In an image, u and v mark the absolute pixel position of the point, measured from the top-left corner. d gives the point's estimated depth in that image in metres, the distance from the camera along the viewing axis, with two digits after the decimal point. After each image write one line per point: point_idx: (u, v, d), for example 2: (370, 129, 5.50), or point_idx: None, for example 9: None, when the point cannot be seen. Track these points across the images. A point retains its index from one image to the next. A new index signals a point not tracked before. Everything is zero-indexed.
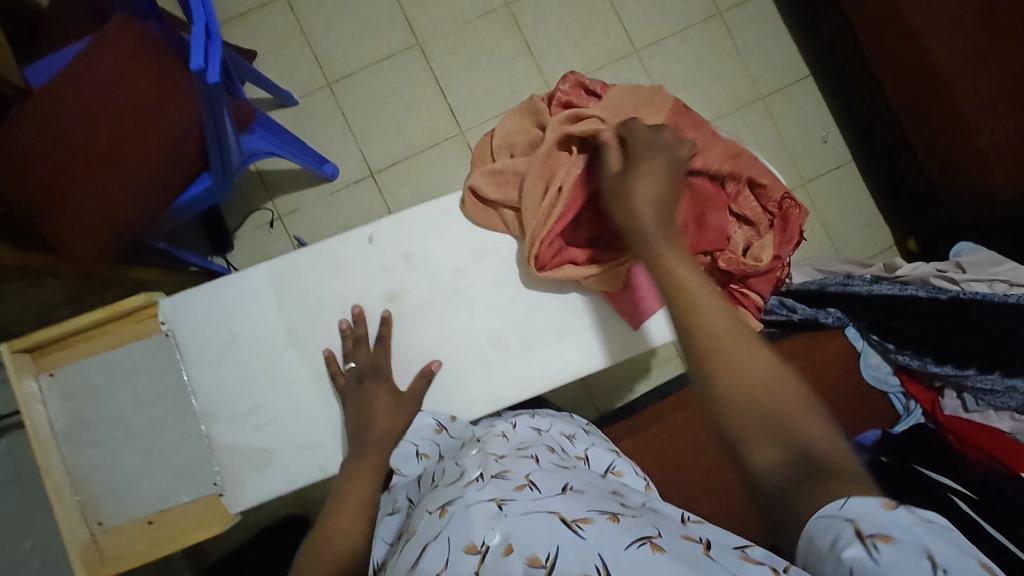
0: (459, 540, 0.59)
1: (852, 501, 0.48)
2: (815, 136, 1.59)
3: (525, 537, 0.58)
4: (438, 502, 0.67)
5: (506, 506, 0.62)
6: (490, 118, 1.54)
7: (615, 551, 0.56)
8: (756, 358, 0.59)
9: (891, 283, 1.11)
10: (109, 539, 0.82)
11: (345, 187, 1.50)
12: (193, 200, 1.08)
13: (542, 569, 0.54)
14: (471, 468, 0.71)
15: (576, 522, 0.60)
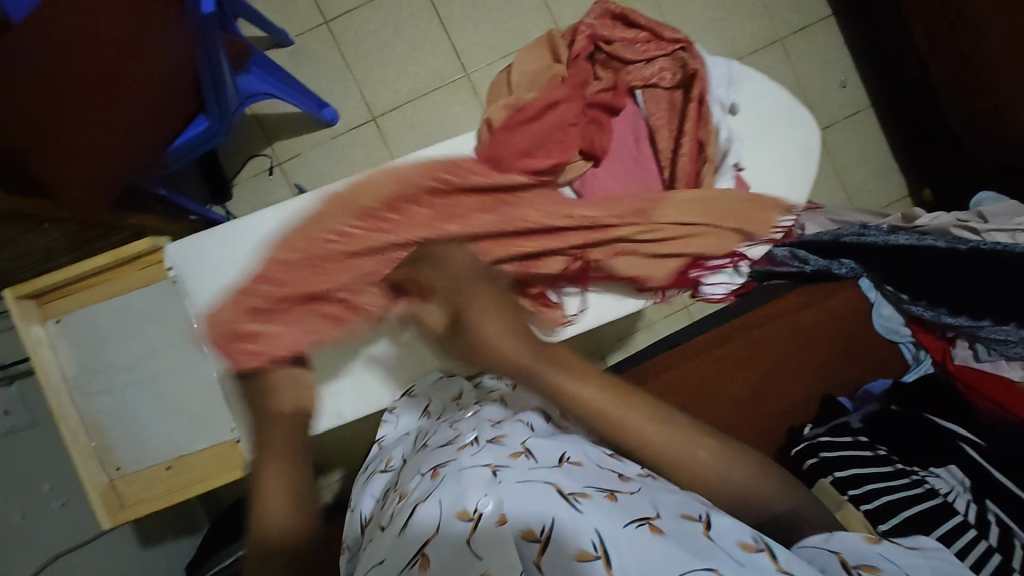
0: (451, 505, 0.60)
1: (836, 537, 0.59)
2: (834, 81, 1.52)
3: (518, 508, 0.58)
4: (432, 465, 0.70)
5: (500, 473, 0.63)
6: (497, 60, 1.47)
7: (615, 532, 0.55)
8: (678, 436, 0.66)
9: (908, 232, 1.07)
10: (127, 481, 0.87)
11: (347, 132, 1.45)
12: (192, 140, 1.04)
13: (536, 543, 0.55)
14: (465, 433, 0.73)
15: (573, 495, 0.59)
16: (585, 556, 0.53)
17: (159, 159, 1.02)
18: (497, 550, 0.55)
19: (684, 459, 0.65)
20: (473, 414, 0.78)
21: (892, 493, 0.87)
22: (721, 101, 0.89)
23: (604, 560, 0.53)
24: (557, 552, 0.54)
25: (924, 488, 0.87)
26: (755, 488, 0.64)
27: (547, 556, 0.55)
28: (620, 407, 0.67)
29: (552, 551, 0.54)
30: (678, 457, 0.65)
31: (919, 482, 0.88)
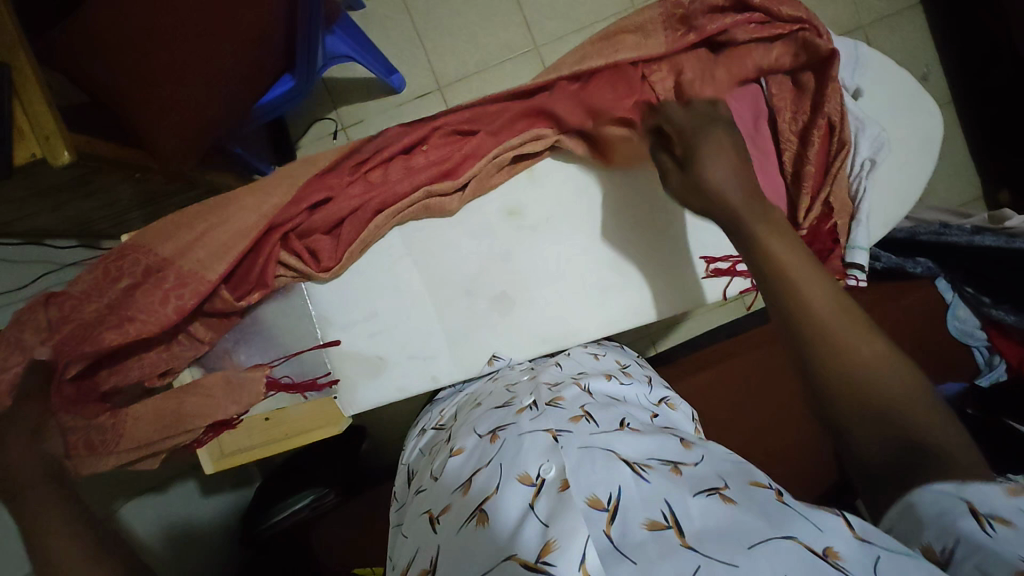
0: (512, 467, 0.61)
1: (972, 486, 0.45)
2: (916, 73, 1.46)
3: (583, 474, 0.57)
4: (489, 426, 0.70)
5: (562, 438, 0.62)
6: (569, 33, 1.45)
7: (684, 500, 0.52)
8: (846, 319, 0.53)
9: (996, 235, 1.02)
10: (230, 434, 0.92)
11: (412, 100, 1.44)
12: (273, 102, 1.07)
13: (604, 511, 0.53)
14: (522, 396, 0.75)
15: (640, 464, 0.58)
16: (653, 525, 0.51)
17: (245, 116, 1.04)
18: (561, 514, 0.53)
19: (863, 366, 0.51)
20: (529, 379, 0.80)
21: None
22: (846, 85, 0.85)
23: (675, 529, 0.50)
24: (625, 520, 0.52)
25: None
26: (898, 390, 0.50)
27: (615, 526, 0.52)
28: (816, 290, 0.55)
29: (621, 520, 0.52)
30: (866, 359, 0.51)
31: None
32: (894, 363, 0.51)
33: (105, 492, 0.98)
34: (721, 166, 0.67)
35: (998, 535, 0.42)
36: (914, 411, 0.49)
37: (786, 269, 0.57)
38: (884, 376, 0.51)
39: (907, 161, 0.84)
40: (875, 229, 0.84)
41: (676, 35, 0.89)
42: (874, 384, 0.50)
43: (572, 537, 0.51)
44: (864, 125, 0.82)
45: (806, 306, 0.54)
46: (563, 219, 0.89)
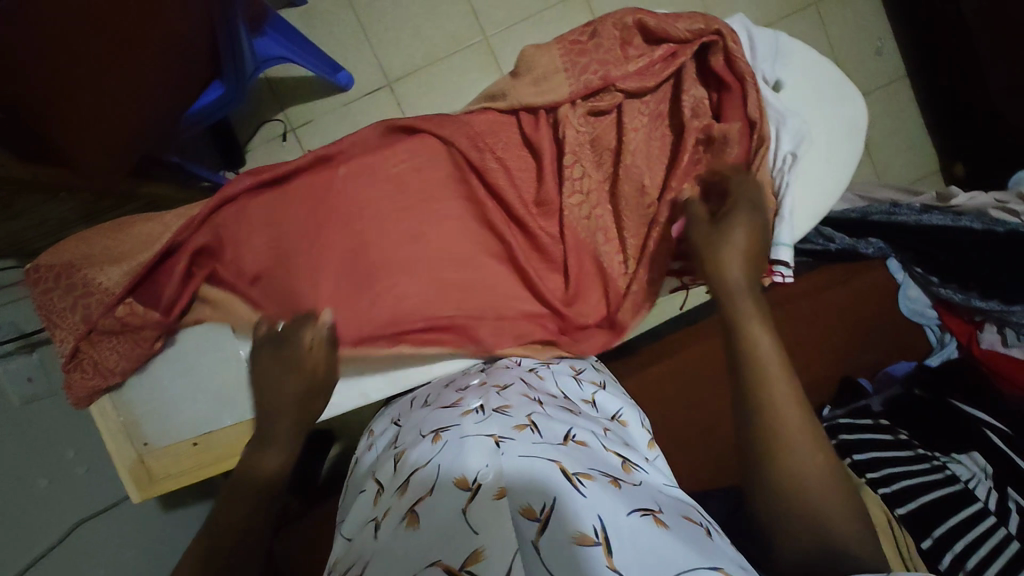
0: (450, 469, 0.59)
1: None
2: (869, 48, 1.44)
3: (518, 483, 0.55)
4: (435, 427, 0.69)
5: (504, 445, 0.60)
6: (518, 22, 1.42)
7: (616, 518, 0.51)
8: (790, 404, 0.54)
9: (942, 213, 1.03)
10: (155, 459, 0.80)
11: (361, 98, 1.40)
12: (206, 109, 1.04)
13: (536, 522, 0.51)
14: (472, 399, 0.73)
15: (576, 475, 0.56)
16: (583, 539, 0.49)
17: (177, 124, 1.01)
18: (493, 526, 0.50)
19: (791, 458, 0.52)
20: (479, 383, 0.77)
21: (910, 478, 0.87)
22: (766, 78, 0.84)
23: (604, 546, 0.48)
24: (557, 533, 0.50)
25: (943, 474, 0.86)
26: (820, 492, 0.51)
27: (546, 535, 0.50)
28: (774, 373, 0.56)
29: (551, 530, 0.50)
30: (800, 450, 0.52)
31: (939, 468, 0.87)
32: (822, 458, 0.52)
33: (53, 518, 0.96)
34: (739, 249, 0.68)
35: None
36: (832, 510, 0.50)
37: (747, 340, 0.58)
38: (808, 469, 0.51)
39: (835, 149, 0.83)
40: (804, 223, 0.83)
41: (578, 68, 0.83)
42: (799, 477, 0.51)
43: (503, 549, 0.48)
44: (784, 118, 0.81)
45: (760, 382, 0.56)
46: (502, 221, 0.83)
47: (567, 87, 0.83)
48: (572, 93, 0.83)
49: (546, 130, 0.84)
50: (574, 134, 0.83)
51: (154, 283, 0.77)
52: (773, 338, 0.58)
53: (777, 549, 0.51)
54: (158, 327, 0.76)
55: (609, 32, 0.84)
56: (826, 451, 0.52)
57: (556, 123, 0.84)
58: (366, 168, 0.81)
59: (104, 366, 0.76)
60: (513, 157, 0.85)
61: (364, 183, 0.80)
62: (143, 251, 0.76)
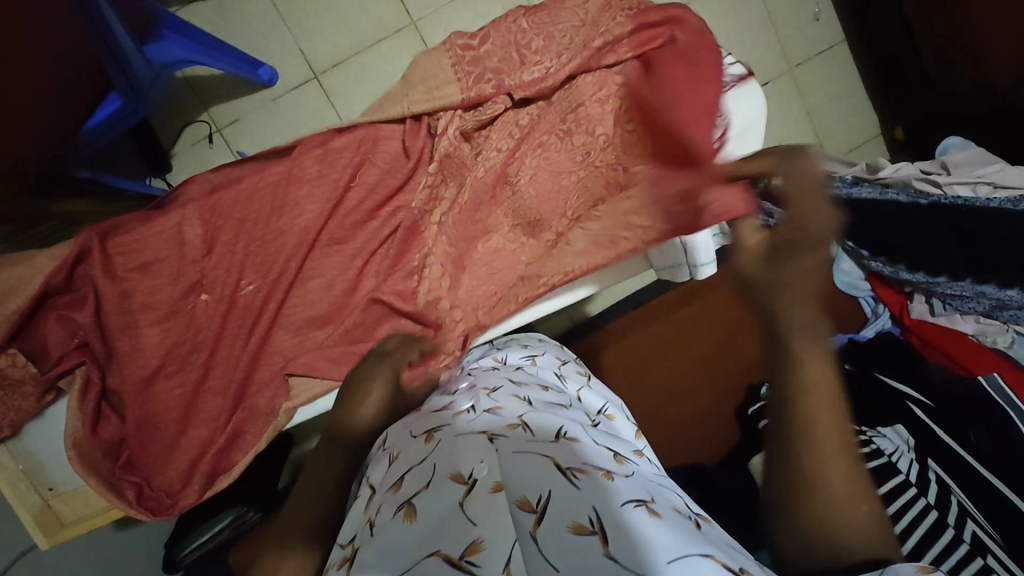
0: (445, 464, 0.52)
1: (885, 573, 0.40)
2: (806, 15, 1.42)
3: (519, 477, 0.50)
4: (423, 425, 0.59)
5: (498, 441, 0.54)
6: (445, 4, 1.36)
7: (611, 508, 0.47)
8: (824, 425, 0.44)
9: (871, 185, 1.03)
10: (67, 502, 0.66)
11: (288, 92, 1.35)
12: (104, 124, 0.99)
13: (530, 514, 0.47)
14: (459, 399, 0.63)
15: (571, 470, 0.51)
16: (579, 529, 0.45)
17: (75, 142, 0.95)
18: (492, 519, 0.47)
19: (824, 496, 0.43)
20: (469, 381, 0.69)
21: None
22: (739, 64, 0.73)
23: (601, 535, 0.44)
24: (553, 521, 0.46)
25: (871, 449, 0.88)
26: (850, 525, 0.43)
27: (543, 526, 0.46)
28: (821, 415, 0.45)
29: (548, 523, 0.46)
30: (827, 482, 0.44)
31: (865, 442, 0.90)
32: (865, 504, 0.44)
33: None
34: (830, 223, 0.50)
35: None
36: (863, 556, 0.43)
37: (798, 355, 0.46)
38: (842, 506, 0.43)
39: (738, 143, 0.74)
40: None
41: (472, 78, 0.75)
42: (824, 508, 0.43)
43: (500, 540, 0.46)
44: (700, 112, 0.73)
45: (800, 408, 0.45)
46: None
47: (457, 93, 0.74)
48: (462, 102, 0.74)
49: (426, 139, 0.75)
50: (455, 148, 0.74)
51: (40, 324, 0.63)
52: (818, 351, 0.46)
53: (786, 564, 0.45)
54: (38, 384, 0.62)
55: (499, 38, 0.75)
56: (862, 478, 0.44)
57: (434, 133, 0.75)
58: (230, 198, 0.68)
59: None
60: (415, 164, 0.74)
61: (231, 209, 0.67)
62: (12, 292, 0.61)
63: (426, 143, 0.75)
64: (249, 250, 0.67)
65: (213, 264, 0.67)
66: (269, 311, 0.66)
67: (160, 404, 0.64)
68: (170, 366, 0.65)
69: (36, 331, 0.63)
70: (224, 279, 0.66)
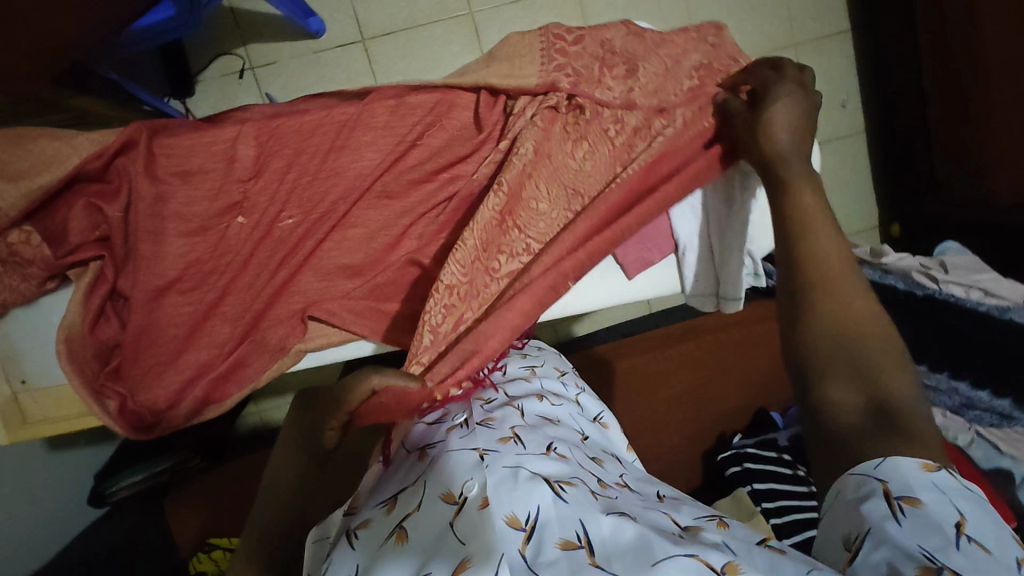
0: (435, 482, 0.52)
1: (892, 460, 0.41)
2: (837, 100, 1.48)
3: (506, 492, 0.49)
4: (420, 442, 0.60)
5: (489, 457, 0.54)
6: (506, 3, 1.37)
7: (598, 519, 0.47)
8: (852, 292, 0.49)
9: (873, 268, 1.07)
10: (35, 399, 0.63)
11: (331, 49, 1.33)
12: (151, 30, 0.96)
13: (521, 532, 0.46)
14: (456, 412, 0.64)
15: (559, 482, 0.51)
16: (567, 544, 0.45)
17: (116, 40, 0.92)
18: (480, 533, 0.46)
19: (845, 335, 0.47)
20: (463, 396, 0.69)
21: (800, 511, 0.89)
22: None
23: (587, 548, 0.44)
24: (542, 538, 0.45)
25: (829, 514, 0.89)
26: (891, 372, 0.45)
27: (531, 547, 0.45)
28: (834, 268, 0.50)
29: (537, 541, 0.45)
30: (848, 314, 0.48)
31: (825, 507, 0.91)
32: (863, 299, 0.49)
33: None
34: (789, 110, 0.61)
35: (905, 524, 0.38)
36: (875, 353, 0.46)
37: (801, 206, 0.54)
38: (869, 347, 0.46)
39: None
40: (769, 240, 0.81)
41: (553, 67, 0.73)
42: (844, 338, 0.47)
43: (486, 554, 0.44)
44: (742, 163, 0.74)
45: (813, 254, 0.51)
46: None
47: (535, 76, 0.72)
48: (536, 87, 0.72)
49: (501, 115, 0.74)
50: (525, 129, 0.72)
51: (61, 206, 0.59)
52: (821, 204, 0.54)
53: (819, 397, 0.46)
54: (46, 268, 0.58)
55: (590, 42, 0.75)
56: (879, 325, 0.48)
57: (511, 111, 0.73)
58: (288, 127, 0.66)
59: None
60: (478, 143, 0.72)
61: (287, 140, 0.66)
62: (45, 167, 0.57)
63: (500, 118, 0.74)
64: (297, 183, 0.64)
65: (258, 188, 0.63)
66: (303, 248, 0.64)
67: (167, 318, 0.61)
68: (187, 282, 0.62)
69: (53, 213, 0.59)
70: (265, 206, 0.63)
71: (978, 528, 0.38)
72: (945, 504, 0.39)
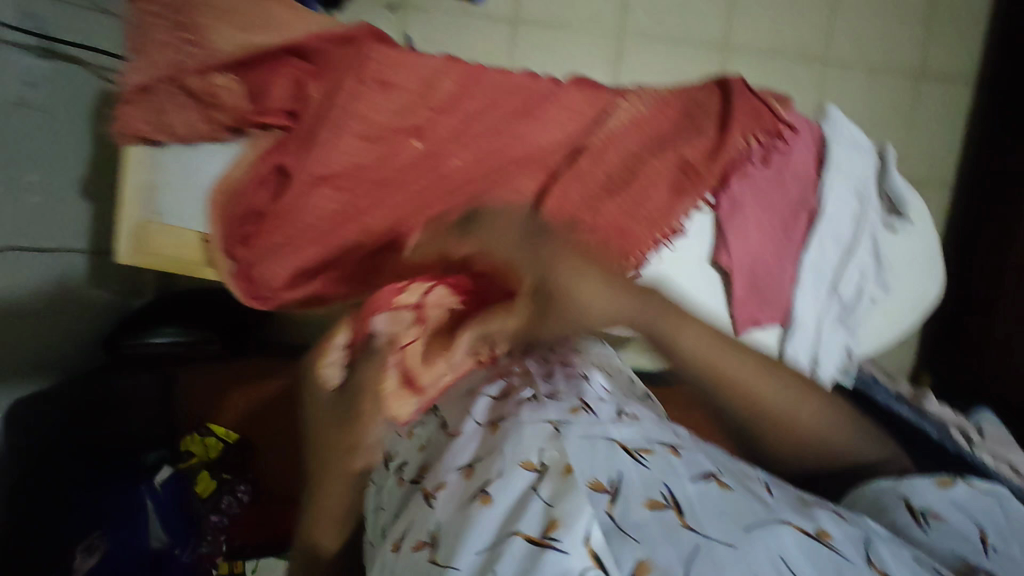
0: (509, 449, 0.55)
1: (914, 497, 0.57)
2: None
3: (582, 461, 0.53)
4: (489, 415, 0.61)
5: (563, 429, 0.56)
6: (655, 38, 1.40)
7: (684, 486, 0.50)
8: (806, 412, 0.58)
9: (913, 409, 1.08)
10: (162, 234, 0.65)
11: (482, 19, 1.36)
12: None
13: (605, 495, 0.50)
14: (520, 387, 0.63)
15: (637, 450, 0.54)
16: (654, 505, 0.48)
17: None
18: (567, 496, 0.49)
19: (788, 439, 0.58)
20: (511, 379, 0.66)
21: None
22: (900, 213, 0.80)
23: (676, 509, 0.48)
24: (625, 501, 0.49)
25: None
26: (832, 436, 0.59)
27: (619, 508, 0.49)
28: (773, 404, 0.57)
29: (624, 500, 0.49)
30: (785, 431, 0.58)
31: None
32: (809, 406, 0.58)
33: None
34: (600, 295, 0.55)
35: (935, 534, 0.54)
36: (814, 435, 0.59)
37: (720, 378, 0.56)
38: (819, 439, 0.59)
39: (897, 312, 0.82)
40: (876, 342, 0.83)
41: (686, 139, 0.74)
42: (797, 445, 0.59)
43: (577, 515, 0.47)
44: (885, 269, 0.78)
45: (754, 413, 0.56)
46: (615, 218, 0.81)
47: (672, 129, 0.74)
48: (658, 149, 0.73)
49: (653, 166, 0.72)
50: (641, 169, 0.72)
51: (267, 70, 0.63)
52: (727, 358, 0.56)
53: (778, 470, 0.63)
54: (237, 119, 0.62)
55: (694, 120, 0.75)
56: (815, 418, 0.58)
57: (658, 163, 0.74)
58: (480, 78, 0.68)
59: (159, 119, 0.62)
60: (622, 140, 0.72)
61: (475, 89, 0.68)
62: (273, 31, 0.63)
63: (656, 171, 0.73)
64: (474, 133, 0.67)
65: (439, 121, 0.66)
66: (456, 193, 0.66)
67: (316, 208, 0.64)
68: (345, 180, 0.64)
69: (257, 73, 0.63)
70: (443, 140, 0.66)
71: (996, 537, 0.53)
72: (962, 517, 0.54)
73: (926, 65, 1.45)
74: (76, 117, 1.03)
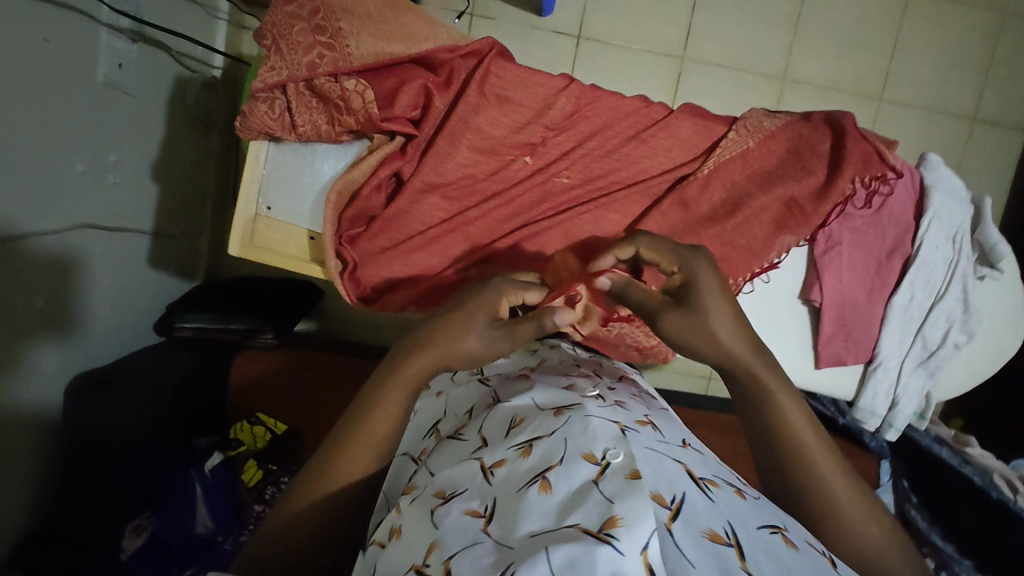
0: (576, 440, 0.47)
1: None
2: None
3: (650, 470, 0.45)
4: (552, 402, 0.53)
5: (630, 433, 0.49)
6: (717, 64, 1.42)
7: (746, 525, 0.44)
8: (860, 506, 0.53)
9: (953, 453, 1.09)
10: (270, 226, 0.78)
11: (548, 30, 1.37)
12: None
13: (667, 511, 0.43)
14: (586, 387, 0.58)
15: (702, 481, 0.47)
16: (713, 538, 0.42)
17: None
18: (633, 497, 0.41)
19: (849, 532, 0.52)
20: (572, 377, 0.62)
21: None
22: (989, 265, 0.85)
23: (737, 549, 0.42)
24: (688, 523, 0.42)
25: None
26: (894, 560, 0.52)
27: (678, 526, 0.42)
28: (828, 474, 0.54)
29: (685, 521, 0.42)
30: (849, 517, 0.53)
31: None
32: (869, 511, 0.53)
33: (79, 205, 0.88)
34: (725, 319, 0.53)
35: None
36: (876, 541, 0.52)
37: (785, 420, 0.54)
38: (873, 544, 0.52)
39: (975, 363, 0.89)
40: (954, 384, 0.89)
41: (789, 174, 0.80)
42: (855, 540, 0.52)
43: (641, 523, 0.40)
44: (973, 315, 0.83)
45: (807, 479, 0.54)
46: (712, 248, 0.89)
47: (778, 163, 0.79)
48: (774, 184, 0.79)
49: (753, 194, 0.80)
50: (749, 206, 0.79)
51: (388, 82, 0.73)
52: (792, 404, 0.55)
53: None
54: (363, 121, 0.72)
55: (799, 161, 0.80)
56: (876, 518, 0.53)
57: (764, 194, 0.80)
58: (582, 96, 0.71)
59: (292, 119, 0.73)
60: (727, 171, 0.80)
61: None
62: (404, 44, 0.73)
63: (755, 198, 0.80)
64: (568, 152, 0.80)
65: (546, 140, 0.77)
66: None
67: (423, 212, 0.77)
68: (454, 189, 0.77)
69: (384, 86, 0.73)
70: (554, 158, 0.78)
71: None
72: None
73: (980, 110, 1.46)
74: (155, 102, 1.04)
